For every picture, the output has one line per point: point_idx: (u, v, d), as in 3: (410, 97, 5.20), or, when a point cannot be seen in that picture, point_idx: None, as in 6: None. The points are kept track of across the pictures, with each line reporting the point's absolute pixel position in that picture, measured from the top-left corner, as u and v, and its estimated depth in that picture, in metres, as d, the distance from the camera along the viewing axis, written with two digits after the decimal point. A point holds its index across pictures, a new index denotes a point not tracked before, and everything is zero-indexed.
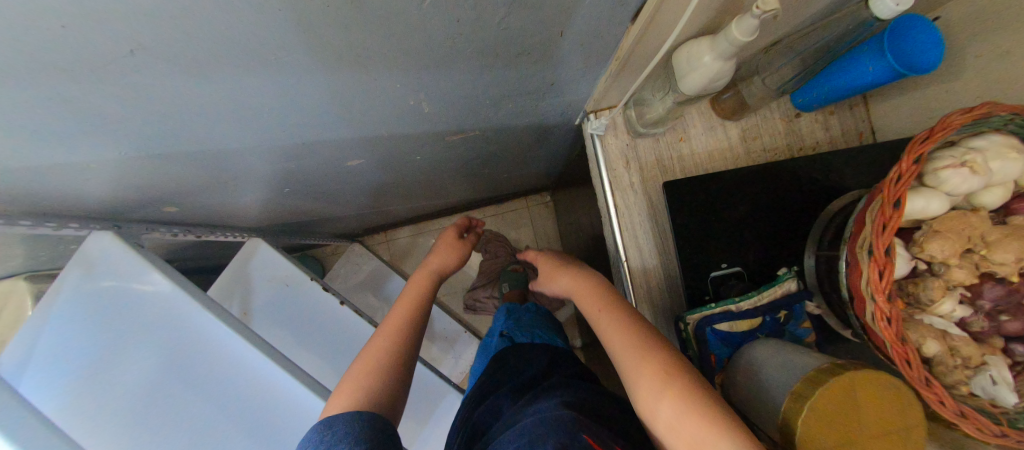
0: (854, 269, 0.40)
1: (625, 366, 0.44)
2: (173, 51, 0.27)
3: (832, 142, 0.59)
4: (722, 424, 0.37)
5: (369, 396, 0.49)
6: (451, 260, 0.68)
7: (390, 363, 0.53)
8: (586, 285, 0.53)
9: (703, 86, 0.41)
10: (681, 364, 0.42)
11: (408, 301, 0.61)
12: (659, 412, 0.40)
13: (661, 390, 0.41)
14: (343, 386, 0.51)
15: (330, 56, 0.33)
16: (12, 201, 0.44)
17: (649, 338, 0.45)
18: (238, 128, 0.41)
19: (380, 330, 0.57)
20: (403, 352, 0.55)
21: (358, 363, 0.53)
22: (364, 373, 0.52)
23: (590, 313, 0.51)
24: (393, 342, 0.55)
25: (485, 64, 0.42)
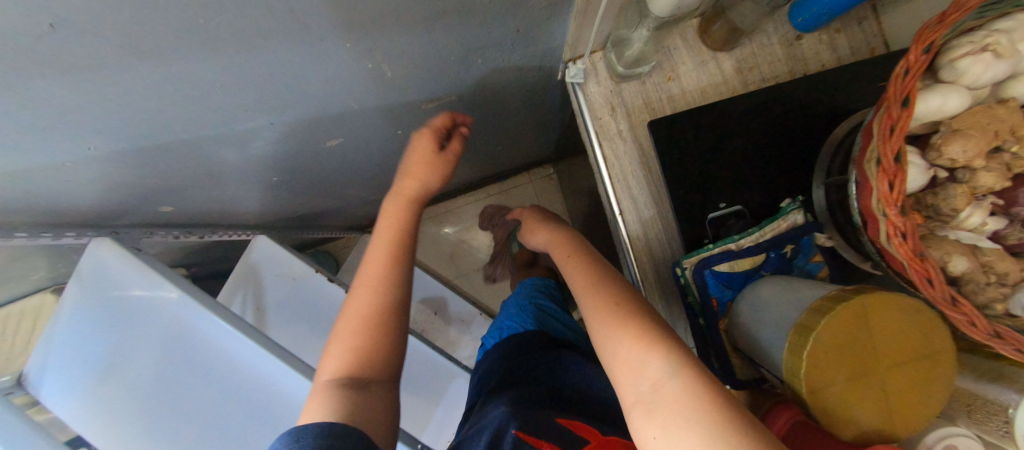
0: (864, 188, 0.35)
1: (582, 304, 0.44)
2: (92, 24, 0.27)
3: (840, 62, 0.54)
4: (662, 347, 0.36)
5: (360, 361, 0.47)
6: (434, 180, 0.55)
7: (376, 321, 0.49)
8: (559, 236, 0.54)
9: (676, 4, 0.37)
10: (635, 298, 0.41)
11: (386, 242, 0.54)
12: (606, 344, 0.39)
13: (607, 318, 0.40)
14: (333, 351, 0.49)
15: (260, 14, 0.31)
16: (6, 206, 0.46)
17: (603, 275, 0.44)
18: (196, 108, 0.41)
19: (359, 283, 0.52)
20: (388, 306, 0.50)
21: (342, 322, 0.50)
22: (350, 336, 0.48)
23: (559, 259, 0.51)
24: (375, 298, 0.50)
25: (436, 12, 0.39)
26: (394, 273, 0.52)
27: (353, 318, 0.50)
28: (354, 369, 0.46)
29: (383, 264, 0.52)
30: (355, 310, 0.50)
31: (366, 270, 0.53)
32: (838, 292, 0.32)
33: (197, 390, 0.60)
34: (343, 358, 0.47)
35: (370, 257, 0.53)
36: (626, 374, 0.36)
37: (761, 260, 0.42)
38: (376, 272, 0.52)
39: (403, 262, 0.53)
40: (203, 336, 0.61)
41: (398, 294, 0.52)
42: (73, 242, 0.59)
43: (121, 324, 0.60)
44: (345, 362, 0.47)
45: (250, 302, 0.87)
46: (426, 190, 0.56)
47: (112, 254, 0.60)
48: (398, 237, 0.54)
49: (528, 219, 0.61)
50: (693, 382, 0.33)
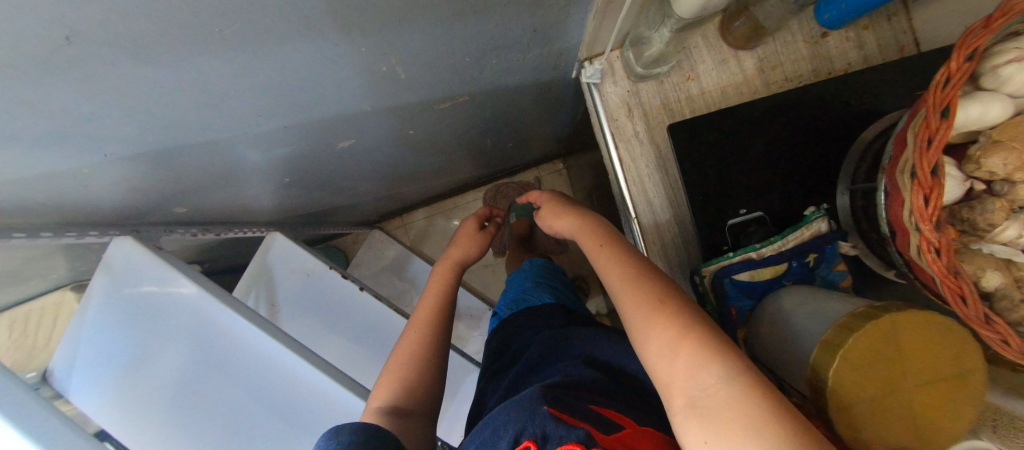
0: (895, 199, 0.34)
1: (620, 304, 0.43)
2: (107, 34, 0.27)
3: (868, 60, 0.52)
4: (711, 351, 0.35)
5: (406, 393, 0.50)
6: (473, 251, 0.67)
7: (424, 359, 0.54)
8: (588, 225, 0.53)
9: (701, 5, 0.36)
10: (677, 295, 0.41)
11: (435, 293, 0.62)
12: (649, 344, 0.39)
13: (648, 320, 0.39)
14: (383, 382, 0.51)
15: (276, 19, 0.31)
16: (27, 209, 0.46)
17: (642, 272, 0.44)
18: (210, 113, 0.40)
19: (411, 325, 0.57)
20: (435, 347, 0.55)
21: (393, 358, 0.54)
22: (400, 369, 0.52)
23: (590, 250, 0.51)
24: (425, 337, 0.56)
25: (452, 13, 0.38)
26: (442, 320, 0.58)
27: (404, 353, 0.54)
28: (402, 399, 0.49)
29: (433, 310, 0.59)
30: (406, 347, 0.55)
31: (417, 314, 0.59)
32: (863, 309, 0.31)
33: (221, 388, 0.61)
34: (393, 388, 0.50)
35: (423, 303, 0.60)
36: (673, 375, 0.36)
37: (783, 269, 0.42)
38: (426, 316, 0.58)
39: (449, 312, 0.60)
40: (229, 331, 0.62)
41: (444, 339, 0.57)
42: (96, 240, 0.59)
43: (146, 319, 0.61)
44: (395, 393, 0.49)
45: (264, 299, 0.88)
46: (469, 258, 0.67)
47: (135, 252, 0.62)
48: (446, 290, 0.62)
49: (546, 204, 0.61)
50: (750, 387, 0.31)
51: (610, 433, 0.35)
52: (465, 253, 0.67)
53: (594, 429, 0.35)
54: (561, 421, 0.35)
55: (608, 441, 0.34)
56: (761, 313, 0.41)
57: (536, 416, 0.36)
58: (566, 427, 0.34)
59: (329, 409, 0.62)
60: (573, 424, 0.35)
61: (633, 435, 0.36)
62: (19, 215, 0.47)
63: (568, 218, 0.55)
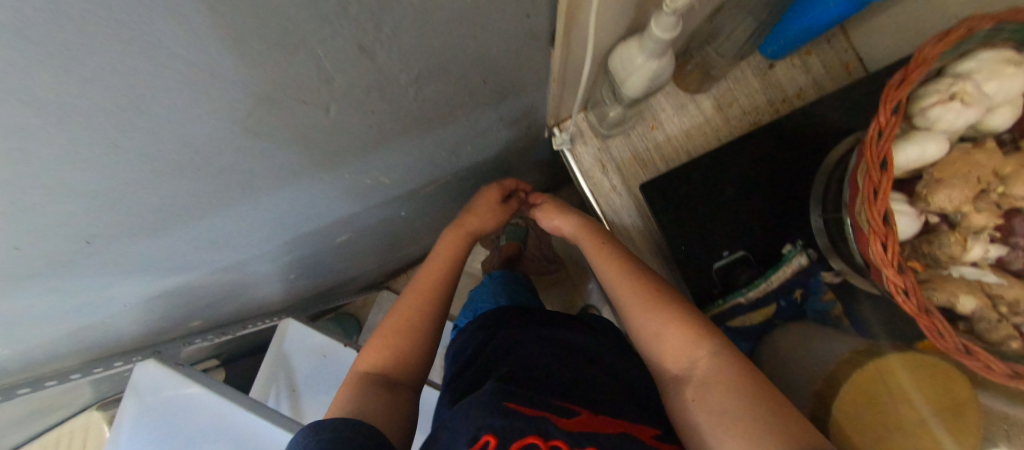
0: (860, 236, 0.36)
1: (629, 306, 0.46)
2: (119, 230, 0.30)
3: (818, 85, 0.55)
4: (700, 331, 0.41)
5: (399, 364, 0.49)
6: (489, 225, 0.60)
7: (420, 325, 0.51)
8: (583, 226, 0.55)
9: (646, 86, 0.39)
10: (668, 286, 0.46)
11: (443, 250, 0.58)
12: (644, 328, 0.44)
13: (644, 304, 0.45)
14: (374, 345, 0.50)
15: (267, 179, 0.34)
16: (55, 360, 0.49)
17: (637, 267, 0.48)
18: (216, 252, 0.43)
19: (412, 286, 0.55)
20: (434, 314, 0.53)
21: (388, 322, 0.52)
22: (394, 333, 0.50)
23: (589, 251, 0.53)
24: (426, 303, 0.53)
25: (423, 129, 0.41)
26: (448, 286, 0.55)
27: (400, 316, 0.52)
28: (391, 368, 0.48)
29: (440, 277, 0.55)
30: (403, 309, 0.52)
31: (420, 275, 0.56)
32: (850, 357, 0.33)
33: None
34: (384, 355, 0.49)
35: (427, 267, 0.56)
36: (664, 354, 0.42)
37: (774, 309, 0.44)
38: (431, 282, 0.55)
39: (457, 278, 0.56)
40: (245, 437, 0.61)
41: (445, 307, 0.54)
42: (120, 368, 0.62)
43: (175, 436, 0.63)
44: (384, 361, 0.48)
45: (283, 388, 0.90)
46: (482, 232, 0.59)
47: (157, 373, 0.63)
48: (459, 255, 0.57)
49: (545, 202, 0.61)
50: (731, 362, 0.38)
51: (569, 419, 0.38)
52: (481, 224, 0.59)
53: (554, 416, 0.37)
54: (521, 414, 0.37)
55: (566, 425, 0.36)
56: (763, 352, 0.43)
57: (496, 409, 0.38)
58: (525, 418, 0.36)
59: None
60: (532, 415, 0.37)
61: (586, 415, 0.39)
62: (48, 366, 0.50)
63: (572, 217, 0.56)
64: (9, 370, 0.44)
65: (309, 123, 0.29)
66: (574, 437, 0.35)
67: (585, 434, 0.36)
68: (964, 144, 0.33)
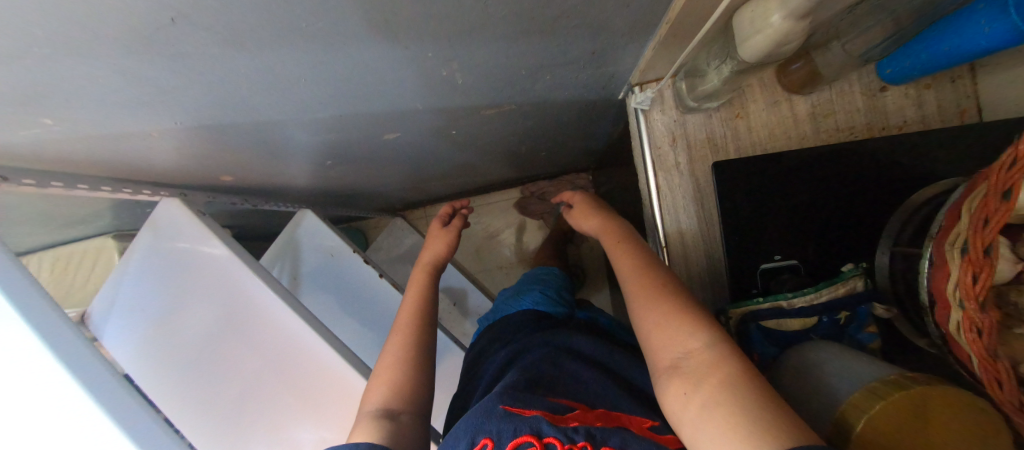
0: (940, 271, 0.34)
1: (635, 301, 0.46)
2: (206, 21, 0.29)
3: (925, 120, 0.51)
4: (702, 322, 0.40)
5: (398, 395, 0.50)
6: (443, 250, 0.68)
7: (409, 359, 0.54)
8: (610, 224, 0.55)
9: (767, 52, 0.36)
10: (676, 284, 0.45)
11: (415, 291, 0.64)
12: (646, 320, 0.43)
13: (652, 302, 0.44)
14: (372, 385, 0.52)
15: (358, 23, 0.32)
16: (92, 163, 0.49)
17: (650, 264, 0.48)
18: (275, 97, 0.42)
19: (396, 328, 0.58)
20: (419, 349, 0.56)
21: (380, 363, 0.55)
22: (386, 375, 0.52)
23: (608, 247, 0.53)
24: (408, 339, 0.56)
25: (519, 32, 0.39)
26: (425, 323, 0.59)
27: (390, 358, 0.55)
28: (394, 398, 0.49)
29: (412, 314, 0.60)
30: (389, 354, 0.55)
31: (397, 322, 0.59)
32: (897, 378, 0.31)
33: (238, 353, 0.64)
34: (383, 390, 0.51)
35: (403, 310, 0.61)
36: (660, 343, 0.41)
37: (812, 322, 0.42)
38: (405, 323, 0.59)
39: (429, 315, 0.61)
40: (255, 299, 0.64)
41: (428, 339, 0.58)
42: (147, 198, 0.62)
43: (181, 278, 0.64)
44: (387, 393, 0.50)
45: (286, 270, 0.91)
46: (440, 260, 0.68)
47: (180, 215, 0.64)
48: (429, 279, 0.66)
49: (578, 203, 0.61)
50: (728, 355, 0.37)
51: (559, 416, 0.41)
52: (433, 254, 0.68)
53: (545, 414, 0.41)
54: (515, 416, 0.41)
55: (557, 422, 0.40)
56: (784, 360, 0.41)
57: (494, 416, 0.41)
58: (521, 419, 0.40)
59: (339, 384, 0.64)
60: (525, 416, 0.41)
61: (581, 413, 0.43)
62: (83, 167, 0.50)
63: (593, 219, 0.57)
64: (50, 156, 0.44)
65: None
66: (566, 433, 0.38)
67: (575, 428, 0.39)
68: None
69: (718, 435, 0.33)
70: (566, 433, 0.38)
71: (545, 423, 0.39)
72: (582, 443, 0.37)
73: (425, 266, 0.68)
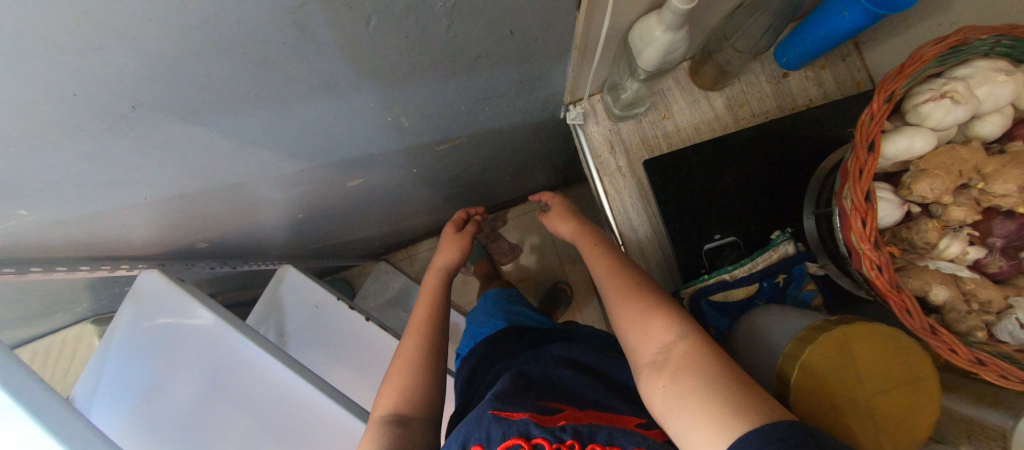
0: (845, 222, 0.38)
1: (610, 300, 0.49)
2: (164, 103, 0.33)
3: (826, 96, 0.57)
4: (673, 317, 0.42)
5: (407, 402, 0.52)
6: (456, 255, 0.72)
7: (421, 361, 0.56)
8: (585, 230, 0.59)
9: (660, 59, 0.42)
10: (647, 282, 0.48)
11: (428, 297, 0.67)
12: (622, 318, 0.46)
13: (624, 300, 0.47)
14: (384, 392, 0.54)
15: (300, 85, 0.37)
16: (67, 247, 0.52)
17: (623, 264, 0.51)
18: (237, 161, 0.46)
19: (407, 333, 0.61)
20: (430, 352, 0.58)
21: (392, 368, 0.57)
22: (397, 380, 0.54)
23: (584, 249, 0.57)
24: (420, 343, 0.59)
25: (447, 73, 0.44)
26: (436, 326, 0.62)
27: (402, 360, 0.57)
28: (404, 405, 0.51)
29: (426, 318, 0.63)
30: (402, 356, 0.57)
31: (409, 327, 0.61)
32: (821, 323, 0.34)
33: (230, 417, 0.64)
34: (394, 396, 0.52)
35: (417, 314, 0.64)
36: (640, 340, 0.43)
37: (755, 289, 0.45)
38: (418, 326, 0.62)
39: (441, 317, 0.64)
40: (244, 359, 0.66)
41: (439, 343, 0.60)
42: (126, 273, 0.64)
43: (169, 348, 0.65)
44: (397, 399, 0.52)
45: (272, 330, 0.91)
46: (453, 264, 0.71)
47: (161, 285, 0.66)
48: (442, 283, 0.69)
49: (555, 206, 0.66)
50: (698, 344, 0.39)
51: (548, 416, 0.43)
52: (447, 258, 0.71)
53: (533, 416, 0.42)
54: (504, 420, 0.42)
55: (545, 421, 0.41)
56: (737, 329, 0.44)
57: (484, 422, 0.43)
58: (508, 423, 0.42)
59: (336, 430, 0.64)
60: (513, 419, 0.42)
61: (568, 413, 0.44)
62: (55, 252, 0.52)
63: (569, 224, 0.61)
64: (27, 244, 0.47)
65: (350, 29, 0.33)
66: (553, 432, 0.40)
67: (562, 427, 0.41)
68: (953, 142, 0.35)
69: (692, 422, 0.34)
70: (553, 431, 0.40)
71: (533, 425, 0.41)
72: (570, 442, 0.39)
73: (437, 270, 0.71)
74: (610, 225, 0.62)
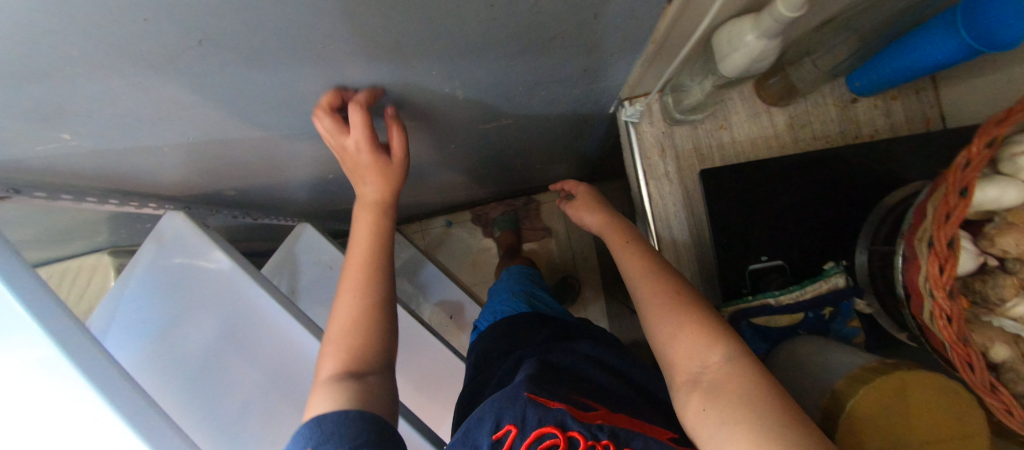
0: (911, 263, 0.37)
1: (644, 307, 0.47)
2: (232, 42, 0.31)
3: (893, 129, 0.55)
4: (713, 332, 0.41)
5: (359, 358, 0.50)
6: (388, 185, 0.53)
7: (369, 317, 0.52)
8: (613, 223, 0.58)
9: (746, 66, 0.40)
10: (687, 290, 0.46)
11: (364, 234, 0.56)
12: (656, 326, 0.45)
13: (658, 309, 0.45)
14: (328, 350, 0.51)
15: (372, 45, 0.35)
16: (100, 179, 0.51)
17: (657, 265, 0.49)
18: (287, 113, 0.45)
19: (346, 287, 0.54)
20: (377, 308, 0.53)
21: (336, 322, 0.52)
22: (342, 338, 0.51)
23: (613, 244, 0.55)
24: (365, 297, 0.53)
25: (517, 51, 0.42)
26: (382, 273, 0.55)
27: (344, 318, 0.52)
28: (355, 363, 0.49)
29: (367, 267, 0.55)
30: (345, 311, 0.53)
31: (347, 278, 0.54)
32: (874, 364, 0.33)
33: (242, 366, 0.64)
34: (341, 353, 0.50)
35: (353, 259, 0.55)
36: (676, 353, 0.42)
37: (799, 319, 0.44)
38: (359, 273, 0.54)
39: (387, 264, 0.56)
40: (262, 311, 0.66)
41: (386, 297, 0.55)
42: (152, 212, 0.64)
43: (188, 291, 0.65)
44: (347, 357, 0.50)
45: (285, 285, 0.91)
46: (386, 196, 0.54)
47: (185, 227, 0.65)
48: (382, 223, 0.56)
49: (580, 195, 0.64)
50: (741, 366, 0.38)
51: (584, 412, 0.43)
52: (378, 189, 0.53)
53: (570, 408, 0.42)
54: (540, 405, 0.42)
55: (582, 417, 0.41)
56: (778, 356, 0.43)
57: (518, 405, 0.43)
58: (545, 410, 0.41)
59: None
60: (550, 407, 0.42)
61: (602, 413, 0.44)
62: (88, 181, 0.51)
63: (597, 216, 0.59)
64: (62, 169, 0.46)
65: None
66: (589, 429, 0.40)
67: (598, 425, 0.41)
68: None
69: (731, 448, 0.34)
70: (589, 427, 0.40)
71: (570, 417, 0.40)
72: (605, 441, 0.39)
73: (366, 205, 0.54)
74: (647, 230, 0.60)
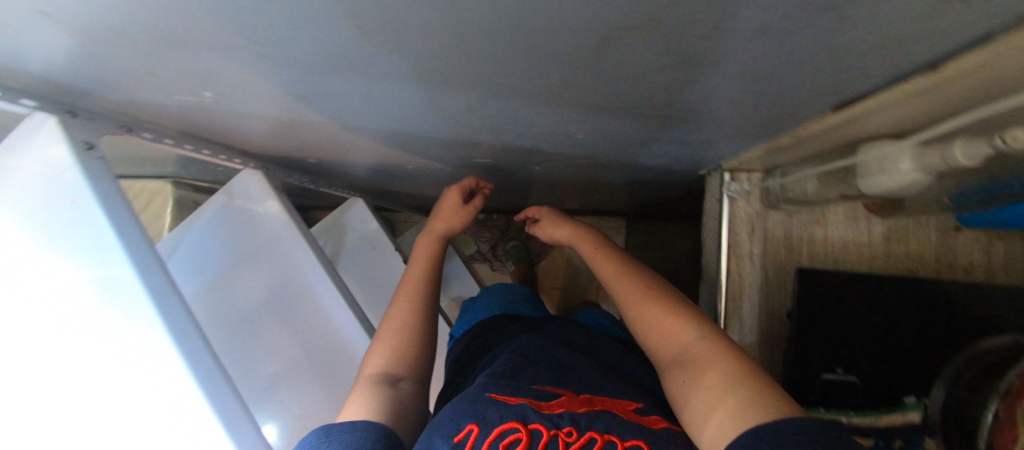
0: (1014, 430, 0.34)
1: (622, 299, 0.50)
2: (414, 64, 0.30)
3: (989, 269, 0.54)
4: (688, 318, 0.44)
5: (399, 361, 0.51)
6: (456, 226, 0.68)
7: (415, 322, 0.55)
8: (581, 232, 0.60)
9: (889, 188, 0.39)
10: (660, 284, 0.49)
11: (422, 259, 0.64)
12: (636, 316, 0.48)
13: (637, 300, 0.48)
14: (375, 350, 0.52)
15: (537, 89, 0.35)
16: (204, 129, 0.51)
17: (630, 264, 0.52)
18: (413, 119, 0.44)
19: (399, 296, 0.59)
20: (423, 316, 0.57)
21: (387, 323, 0.55)
22: (387, 340, 0.53)
23: (584, 251, 0.58)
24: (415, 305, 0.57)
25: (661, 116, 0.41)
26: (430, 288, 0.61)
27: (395, 322, 0.55)
28: (394, 366, 0.50)
29: (422, 279, 0.61)
30: (396, 313, 0.56)
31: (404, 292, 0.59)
32: None
33: (279, 334, 0.65)
34: (386, 353, 0.51)
35: (410, 276, 0.62)
36: (658, 338, 0.45)
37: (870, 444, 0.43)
38: (415, 284, 0.60)
39: (437, 282, 0.63)
40: (307, 284, 0.65)
41: (431, 310, 0.59)
42: (231, 166, 0.64)
43: (244, 248, 0.65)
44: (390, 359, 0.50)
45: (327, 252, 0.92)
46: (451, 234, 0.67)
47: (255, 185, 0.65)
48: (435, 256, 0.65)
49: (544, 215, 0.66)
50: (714, 341, 0.41)
51: (544, 403, 0.43)
52: (449, 227, 0.67)
53: (531, 402, 0.43)
54: (500, 404, 0.42)
55: (542, 409, 0.42)
56: None
57: (480, 403, 0.43)
58: (505, 407, 0.41)
59: None
60: (511, 404, 0.42)
61: (565, 399, 0.44)
62: (196, 129, 0.51)
63: (564, 228, 0.62)
64: (180, 118, 0.46)
65: (635, 63, 0.30)
66: (551, 419, 0.40)
67: (559, 414, 0.41)
68: None
69: (713, 417, 0.36)
70: (550, 420, 0.40)
71: (531, 411, 0.41)
72: (567, 429, 0.39)
73: (433, 236, 0.66)
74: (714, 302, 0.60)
